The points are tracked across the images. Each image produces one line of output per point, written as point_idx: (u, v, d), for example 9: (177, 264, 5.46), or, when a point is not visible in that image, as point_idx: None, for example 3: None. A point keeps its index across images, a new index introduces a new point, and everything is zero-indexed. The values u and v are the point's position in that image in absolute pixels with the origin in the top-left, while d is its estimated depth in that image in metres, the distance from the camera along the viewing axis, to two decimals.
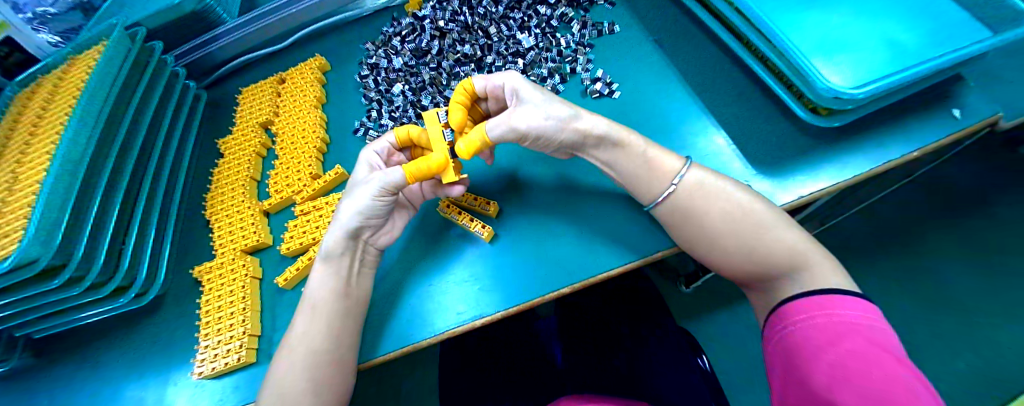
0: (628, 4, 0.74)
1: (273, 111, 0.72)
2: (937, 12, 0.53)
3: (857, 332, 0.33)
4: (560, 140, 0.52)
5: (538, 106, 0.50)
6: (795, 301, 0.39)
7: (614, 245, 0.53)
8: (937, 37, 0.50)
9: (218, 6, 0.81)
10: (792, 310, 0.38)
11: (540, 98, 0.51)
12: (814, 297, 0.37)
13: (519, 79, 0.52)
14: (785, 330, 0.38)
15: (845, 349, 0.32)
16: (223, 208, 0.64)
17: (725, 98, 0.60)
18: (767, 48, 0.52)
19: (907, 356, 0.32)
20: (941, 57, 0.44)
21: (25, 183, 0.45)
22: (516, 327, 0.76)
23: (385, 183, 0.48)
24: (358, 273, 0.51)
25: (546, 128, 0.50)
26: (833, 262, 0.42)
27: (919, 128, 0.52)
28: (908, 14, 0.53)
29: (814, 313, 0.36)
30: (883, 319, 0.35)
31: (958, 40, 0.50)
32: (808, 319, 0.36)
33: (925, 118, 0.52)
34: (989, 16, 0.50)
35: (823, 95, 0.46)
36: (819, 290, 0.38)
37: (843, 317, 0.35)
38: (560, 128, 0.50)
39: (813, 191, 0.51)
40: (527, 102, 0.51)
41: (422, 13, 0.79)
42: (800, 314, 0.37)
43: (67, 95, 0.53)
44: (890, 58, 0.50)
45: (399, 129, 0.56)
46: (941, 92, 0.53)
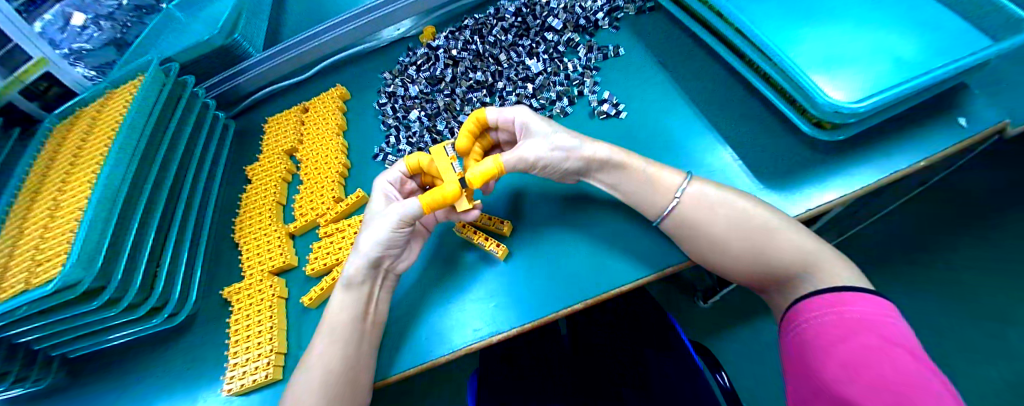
0: (634, 29, 0.74)
1: (297, 140, 0.77)
2: (939, 24, 0.58)
3: (867, 327, 0.34)
4: (566, 168, 0.53)
5: (547, 137, 0.52)
6: (807, 300, 0.39)
7: (624, 261, 0.53)
8: (934, 49, 0.56)
9: (245, 42, 0.89)
10: (803, 309, 0.39)
11: (548, 130, 0.53)
12: (826, 296, 0.38)
13: (528, 113, 0.54)
14: (798, 328, 0.39)
15: (857, 345, 0.33)
16: (250, 231, 0.68)
17: (729, 115, 0.62)
18: (771, 68, 0.57)
19: (922, 351, 0.32)
20: (930, 74, 0.48)
21: (66, 211, 0.52)
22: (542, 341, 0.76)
23: (403, 214, 0.50)
24: (377, 299, 0.53)
25: (553, 159, 0.52)
26: (847, 262, 0.42)
27: (925, 138, 0.54)
28: (909, 27, 0.58)
29: (825, 311, 0.37)
30: (900, 316, 0.35)
31: (959, 50, 0.55)
32: (820, 316, 0.37)
33: (931, 127, 0.55)
34: (989, 31, 0.55)
35: (825, 110, 0.50)
36: (829, 288, 0.38)
37: (853, 314, 0.35)
38: (566, 157, 0.52)
39: (820, 204, 0.52)
40: (536, 134, 0.53)
41: (436, 43, 0.81)
42: (811, 312, 0.38)
43: (105, 131, 0.62)
44: (889, 71, 0.55)
45: (410, 157, 0.56)
46: (945, 102, 0.56)
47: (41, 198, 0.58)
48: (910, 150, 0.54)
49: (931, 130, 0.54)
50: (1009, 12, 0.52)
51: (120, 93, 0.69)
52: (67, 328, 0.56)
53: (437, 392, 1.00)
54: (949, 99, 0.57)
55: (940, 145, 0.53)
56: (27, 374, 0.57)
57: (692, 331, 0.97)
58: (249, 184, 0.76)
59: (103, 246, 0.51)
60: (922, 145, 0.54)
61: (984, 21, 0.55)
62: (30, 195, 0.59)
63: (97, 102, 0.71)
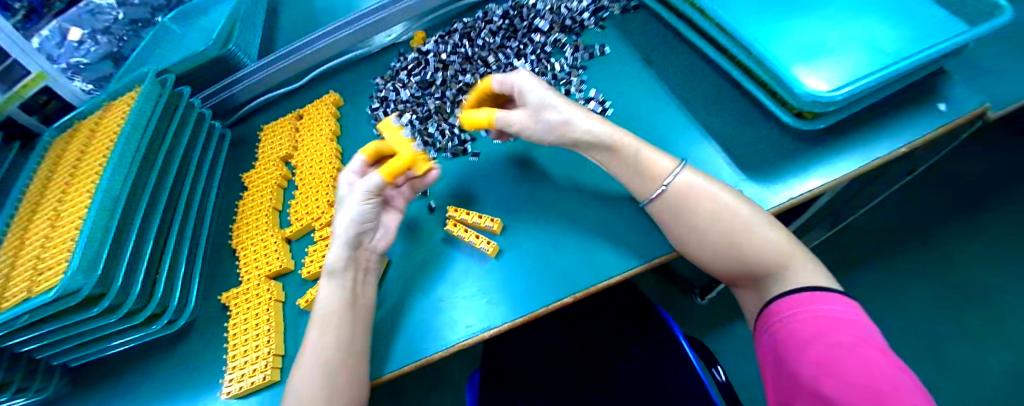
0: (619, 28, 0.76)
1: (292, 146, 0.78)
2: (916, 13, 0.59)
3: (837, 325, 0.35)
4: (554, 137, 0.56)
5: (538, 103, 0.55)
6: (780, 299, 0.41)
7: (610, 254, 0.54)
8: (912, 37, 0.57)
9: (240, 52, 0.91)
10: (777, 308, 0.40)
11: (542, 95, 0.55)
12: (800, 295, 0.39)
13: (528, 79, 0.57)
14: (773, 328, 0.39)
15: (830, 342, 0.34)
16: (248, 237, 0.69)
17: (715, 109, 0.63)
18: (751, 61, 0.58)
19: (890, 345, 0.34)
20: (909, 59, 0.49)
21: (67, 220, 0.54)
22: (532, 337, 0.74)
23: (369, 187, 0.55)
24: (363, 284, 0.54)
25: (540, 125, 0.56)
26: (808, 254, 0.44)
27: (906, 124, 0.55)
28: (887, 16, 0.60)
29: (798, 310, 0.38)
30: (866, 313, 0.37)
31: (936, 35, 0.56)
32: (793, 316, 0.38)
33: (914, 112, 0.56)
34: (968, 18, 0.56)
35: (803, 100, 0.52)
36: (802, 288, 0.40)
37: (824, 312, 0.36)
38: (553, 126, 0.55)
39: (802, 193, 0.53)
40: (530, 100, 0.56)
41: (426, 48, 0.83)
42: (785, 311, 0.39)
43: (104, 141, 0.63)
44: (869, 59, 0.56)
45: (364, 147, 0.61)
46: (926, 88, 0.58)
47: (43, 208, 0.59)
48: (889, 139, 0.55)
49: (913, 116, 0.56)
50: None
51: (117, 104, 0.71)
52: (69, 336, 0.57)
53: (439, 393, 1.01)
54: (931, 85, 0.58)
55: (919, 132, 0.54)
56: (30, 384, 0.58)
57: (690, 327, 0.99)
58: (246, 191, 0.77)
59: (103, 253, 0.52)
60: (901, 132, 0.55)
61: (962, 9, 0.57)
62: (30, 208, 0.60)
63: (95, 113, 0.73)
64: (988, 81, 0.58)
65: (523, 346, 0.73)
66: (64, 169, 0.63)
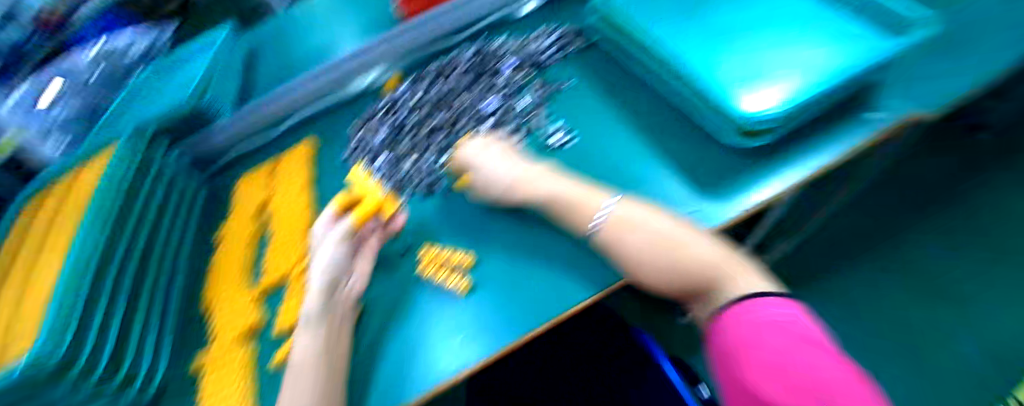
0: (579, 64, 0.81)
1: (269, 194, 0.81)
2: (856, 22, 0.64)
3: (787, 331, 0.35)
4: (505, 200, 0.63)
5: (490, 173, 0.64)
6: (724, 309, 0.41)
7: (581, 283, 0.54)
8: (857, 42, 0.60)
9: (215, 105, 0.93)
10: (723, 318, 0.41)
11: (494, 167, 0.64)
12: (741, 302, 0.40)
13: (484, 153, 0.67)
14: (727, 334, 0.39)
15: (771, 346, 0.34)
16: (221, 291, 0.69)
17: (674, 135, 0.67)
18: (693, 88, 0.63)
19: (825, 344, 0.35)
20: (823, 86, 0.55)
21: (43, 280, 0.55)
22: None
23: (342, 234, 0.60)
24: (337, 332, 0.53)
25: (492, 191, 0.64)
26: (745, 263, 0.46)
27: (841, 131, 0.60)
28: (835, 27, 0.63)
29: (742, 318, 0.39)
30: (800, 313, 0.38)
31: (878, 42, 0.59)
32: (738, 324, 0.39)
33: (860, 119, 0.60)
34: (896, 26, 0.62)
35: (745, 120, 0.55)
36: (743, 296, 0.41)
37: (763, 317, 0.37)
38: (503, 190, 0.63)
39: (753, 205, 0.55)
40: (484, 171, 0.65)
41: (399, 91, 0.87)
42: (730, 321, 0.40)
43: (76, 202, 0.67)
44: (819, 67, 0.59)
45: (336, 197, 0.65)
46: (863, 98, 0.63)
47: (9, 287, 0.60)
48: (824, 147, 0.58)
49: (851, 125, 0.60)
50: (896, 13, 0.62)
51: (92, 162, 0.74)
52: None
53: None
54: (865, 97, 0.62)
55: (857, 137, 0.58)
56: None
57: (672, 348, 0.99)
58: (219, 245, 0.78)
59: (75, 310, 0.51)
60: (833, 140, 0.59)
61: (888, 19, 0.63)
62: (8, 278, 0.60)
63: (69, 175, 0.75)
64: (908, 95, 0.64)
65: None
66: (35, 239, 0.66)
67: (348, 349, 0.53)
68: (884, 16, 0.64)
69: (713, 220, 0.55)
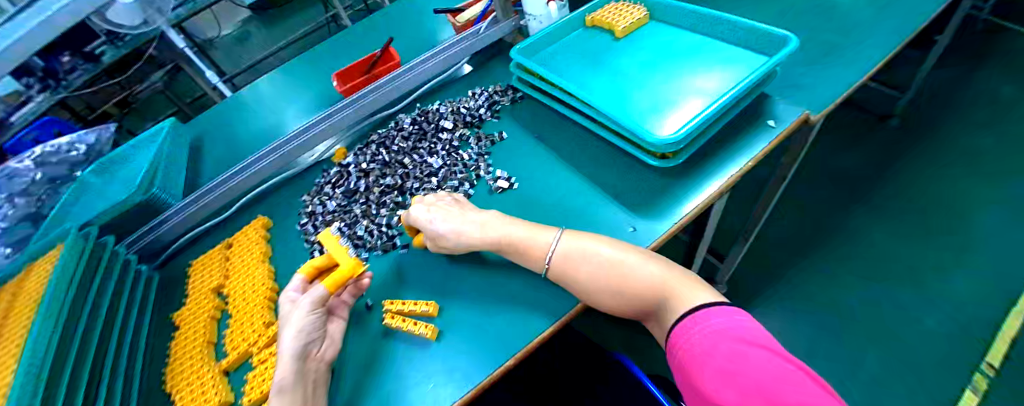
0: (512, 115, 0.91)
1: (223, 276, 0.79)
2: (723, 61, 0.83)
3: (729, 334, 0.46)
4: (458, 238, 0.66)
5: (446, 214, 0.68)
6: (678, 326, 0.52)
7: (537, 312, 0.60)
8: (725, 80, 0.78)
9: (165, 193, 0.93)
10: (679, 334, 0.51)
11: (450, 211, 0.69)
12: (689, 318, 0.51)
13: (441, 201, 0.72)
14: (684, 345, 0.49)
15: (719, 354, 0.44)
16: (182, 379, 0.66)
17: (601, 165, 0.77)
18: (613, 123, 0.74)
19: (756, 336, 0.45)
20: (725, 98, 0.69)
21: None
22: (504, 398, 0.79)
23: (314, 297, 0.60)
24: (311, 397, 0.54)
25: (445, 229, 0.66)
26: (680, 276, 0.58)
27: (752, 138, 0.74)
28: (703, 68, 0.82)
29: (693, 332, 0.49)
30: (733, 314, 0.49)
31: (740, 75, 0.78)
32: (692, 337, 0.49)
33: (755, 130, 0.76)
34: (770, 48, 0.80)
35: (658, 145, 0.67)
36: (691, 310, 0.52)
37: (708, 329, 0.48)
38: (457, 228, 0.66)
39: (683, 216, 0.66)
40: (440, 213, 0.69)
41: (347, 161, 0.91)
42: (685, 336, 0.50)
43: (21, 316, 0.65)
44: (700, 103, 0.76)
45: (302, 267, 0.67)
46: (756, 113, 0.79)
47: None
48: (727, 163, 0.71)
49: (754, 134, 0.75)
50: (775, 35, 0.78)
51: (38, 266, 0.73)
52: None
53: None
54: (748, 121, 0.78)
55: (760, 145, 0.72)
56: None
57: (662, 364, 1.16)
58: (177, 329, 0.75)
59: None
60: (734, 157, 0.72)
61: (762, 45, 0.81)
62: None
63: (18, 278, 0.74)
64: (786, 103, 0.80)
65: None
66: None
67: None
68: (755, 45, 0.82)
69: (650, 236, 0.65)
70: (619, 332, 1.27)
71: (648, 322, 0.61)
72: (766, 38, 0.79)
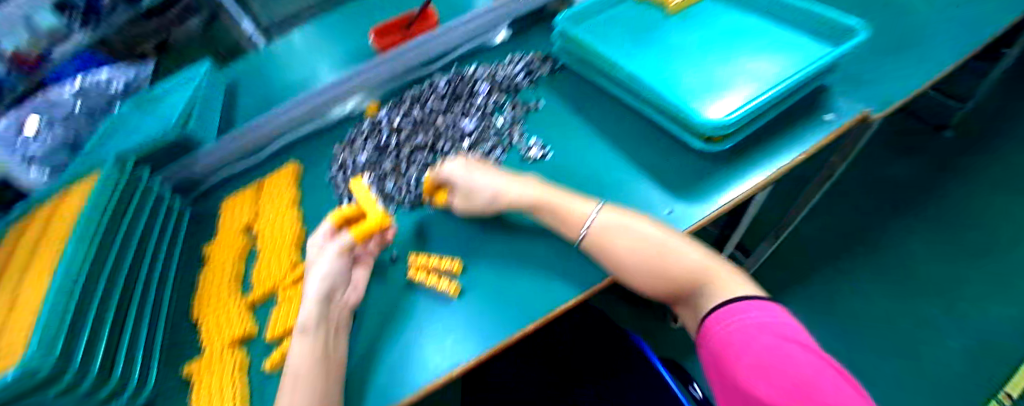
0: (549, 86, 0.89)
1: (253, 216, 0.81)
2: (783, 45, 0.78)
3: (772, 327, 0.43)
4: (487, 191, 0.66)
5: (481, 169, 0.69)
6: (714, 313, 0.49)
7: (562, 281, 0.59)
8: (785, 65, 0.74)
9: (199, 133, 0.94)
10: (714, 321, 0.48)
11: (485, 168, 0.69)
12: (729, 306, 0.48)
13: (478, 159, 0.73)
14: (717, 334, 0.47)
15: (758, 346, 0.42)
16: (209, 309, 0.69)
17: (638, 145, 0.74)
18: (658, 101, 0.71)
19: (802, 336, 0.42)
20: (782, 86, 0.65)
21: (25, 308, 0.54)
22: (520, 363, 0.81)
23: (340, 245, 0.60)
24: (335, 337, 0.55)
25: (478, 181, 0.67)
26: (724, 266, 0.55)
27: (803, 131, 0.70)
28: (763, 50, 0.78)
29: (730, 321, 0.47)
30: (783, 311, 0.46)
31: (801, 62, 0.73)
32: (728, 326, 0.46)
33: (808, 124, 0.71)
34: (838, 37, 0.75)
35: (707, 127, 0.64)
36: (730, 299, 0.49)
37: (748, 320, 0.45)
38: (490, 182, 0.66)
39: (725, 202, 0.63)
40: (475, 168, 0.69)
41: (380, 116, 0.91)
42: (721, 324, 0.47)
43: (57, 233, 0.65)
44: (752, 88, 0.71)
45: (331, 214, 0.65)
46: (817, 105, 0.74)
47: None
48: (776, 154, 0.68)
49: (809, 129, 0.70)
50: (845, 23, 0.73)
51: (75, 189, 0.75)
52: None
53: None
54: (802, 113, 0.73)
55: (808, 143, 0.68)
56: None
57: (673, 353, 1.17)
58: (205, 264, 0.77)
59: (63, 330, 0.51)
60: (784, 148, 0.68)
61: (829, 34, 0.76)
62: None
63: (55, 198, 0.76)
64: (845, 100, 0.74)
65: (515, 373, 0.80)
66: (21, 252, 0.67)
67: (345, 353, 0.55)
68: (822, 32, 0.77)
69: (687, 219, 0.62)
70: (629, 315, 1.27)
71: (676, 307, 0.60)
72: (836, 27, 0.75)
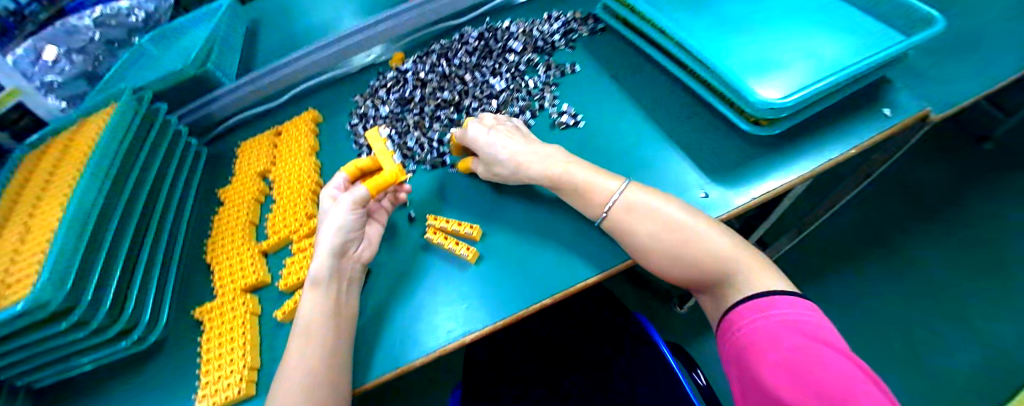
0: (588, 48, 0.82)
1: (271, 162, 0.79)
2: (855, 25, 0.69)
3: (806, 330, 0.37)
4: (512, 154, 0.61)
5: (507, 132, 0.64)
6: (739, 306, 0.43)
7: (586, 258, 0.56)
8: (857, 46, 0.65)
9: (218, 71, 0.91)
10: (738, 315, 0.43)
11: (512, 132, 0.65)
12: (761, 299, 0.42)
13: (506, 121, 0.68)
14: (740, 330, 0.41)
15: (786, 347, 0.36)
16: (223, 252, 0.68)
17: (678, 121, 0.68)
18: (708, 74, 0.64)
19: (840, 343, 0.36)
20: (849, 69, 0.56)
21: (38, 234, 0.53)
22: (525, 337, 0.80)
23: (355, 197, 0.56)
24: (346, 292, 0.54)
25: (504, 142, 0.62)
26: (760, 260, 0.48)
27: (856, 124, 0.62)
28: (832, 26, 0.69)
29: (756, 316, 0.41)
30: (817, 313, 0.40)
31: (873, 46, 0.64)
32: (753, 322, 0.41)
33: (866, 118, 0.62)
34: (910, 28, 0.64)
35: (759, 107, 0.57)
36: (764, 293, 0.43)
37: (777, 317, 0.39)
38: (517, 145, 0.62)
39: (761, 194, 0.57)
40: (501, 129, 0.65)
41: (405, 67, 0.86)
42: (746, 318, 0.42)
43: (74, 160, 0.63)
44: (813, 69, 0.64)
45: (347, 165, 0.63)
46: (875, 96, 0.65)
47: (13, 222, 0.59)
48: (833, 142, 0.61)
49: (866, 120, 0.62)
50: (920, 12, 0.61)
51: (92, 120, 0.73)
52: (36, 353, 0.54)
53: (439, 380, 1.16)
54: (870, 99, 0.65)
55: (862, 137, 0.60)
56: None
57: (679, 335, 1.14)
58: (221, 206, 0.77)
59: (73, 266, 0.51)
60: (845, 134, 0.61)
61: (899, 20, 0.65)
62: None
63: (72, 128, 0.75)
64: (902, 95, 0.65)
65: (520, 345, 0.78)
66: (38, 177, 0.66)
67: (356, 309, 0.54)
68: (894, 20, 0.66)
69: (722, 206, 0.58)
70: (636, 295, 1.24)
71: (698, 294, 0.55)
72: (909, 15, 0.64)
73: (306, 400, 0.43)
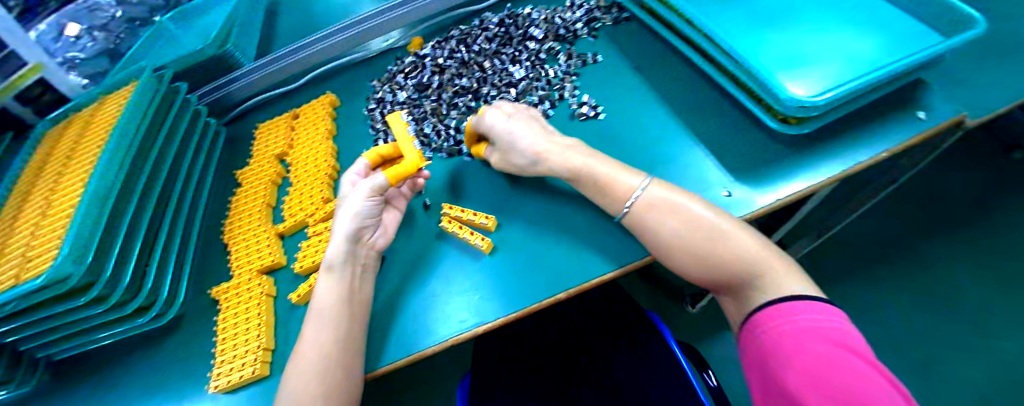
0: (611, 38, 0.79)
1: (287, 145, 0.79)
2: (898, 19, 0.65)
3: (833, 337, 0.35)
4: (530, 146, 0.60)
5: (526, 122, 0.62)
6: (763, 310, 0.42)
7: (603, 253, 0.55)
8: (899, 42, 0.61)
9: (237, 52, 0.91)
10: (762, 319, 0.41)
11: (531, 121, 0.63)
12: (787, 303, 0.40)
13: (525, 109, 0.66)
14: (764, 333, 0.40)
15: (811, 354, 0.34)
16: (240, 233, 0.69)
17: (702, 115, 0.66)
18: (736, 68, 0.62)
19: (868, 352, 0.35)
20: (889, 67, 0.53)
21: (60, 209, 0.54)
22: (535, 330, 0.79)
23: (374, 186, 0.56)
24: (361, 278, 0.54)
25: (522, 133, 0.61)
26: (787, 261, 0.46)
27: (893, 126, 0.59)
28: (872, 21, 0.65)
29: (781, 321, 0.39)
30: (847, 320, 0.38)
31: (916, 43, 0.61)
32: (777, 326, 0.39)
33: (902, 119, 0.59)
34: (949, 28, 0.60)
35: (789, 105, 0.54)
36: (789, 297, 0.41)
37: (802, 322, 0.38)
38: (535, 137, 0.60)
39: (787, 195, 0.55)
40: (520, 119, 0.63)
41: (423, 52, 0.85)
42: (770, 322, 0.40)
43: (96, 137, 0.65)
44: (851, 65, 0.60)
45: (368, 151, 0.62)
46: (912, 96, 0.62)
47: (37, 194, 0.61)
48: (865, 144, 0.58)
49: (902, 122, 0.59)
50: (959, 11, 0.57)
51: (114, 97, 0.74)
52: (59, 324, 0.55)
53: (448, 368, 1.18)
54: (909, 100, 0.61)
55: (897, 139, 0.57)
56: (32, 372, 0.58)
57: (688, 335, 1.13)
58: (239, 187, 0.77)
59: (94, 241, 0.51)
60: (880, 135, 0.58)
61: (936, 19, 0.62)
62: (22, 200, 0.62)
63: (94, 104, 0.76)
64: (939, 100, 0.61)
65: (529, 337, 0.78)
66: (61, 153, 0.67)
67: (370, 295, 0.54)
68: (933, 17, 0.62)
69: (745, 206, 0.56)
70: (647, 292, 1.22)
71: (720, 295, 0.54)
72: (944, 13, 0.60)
73: (320, 383, 0.44)
